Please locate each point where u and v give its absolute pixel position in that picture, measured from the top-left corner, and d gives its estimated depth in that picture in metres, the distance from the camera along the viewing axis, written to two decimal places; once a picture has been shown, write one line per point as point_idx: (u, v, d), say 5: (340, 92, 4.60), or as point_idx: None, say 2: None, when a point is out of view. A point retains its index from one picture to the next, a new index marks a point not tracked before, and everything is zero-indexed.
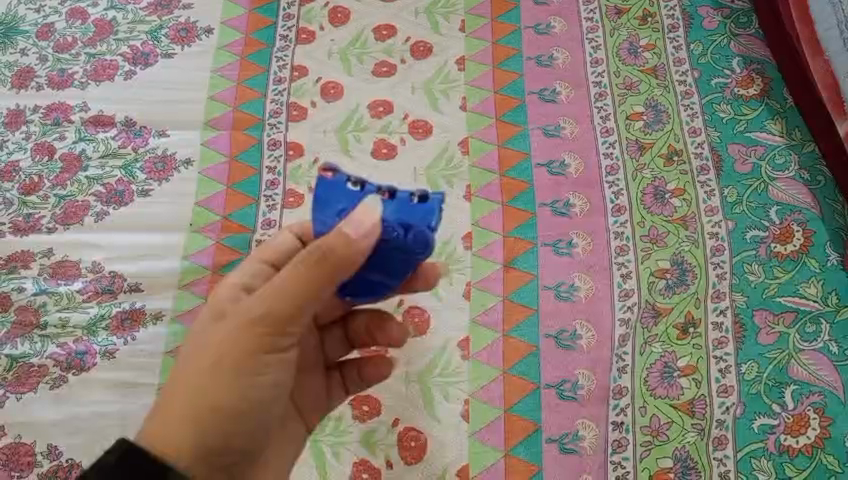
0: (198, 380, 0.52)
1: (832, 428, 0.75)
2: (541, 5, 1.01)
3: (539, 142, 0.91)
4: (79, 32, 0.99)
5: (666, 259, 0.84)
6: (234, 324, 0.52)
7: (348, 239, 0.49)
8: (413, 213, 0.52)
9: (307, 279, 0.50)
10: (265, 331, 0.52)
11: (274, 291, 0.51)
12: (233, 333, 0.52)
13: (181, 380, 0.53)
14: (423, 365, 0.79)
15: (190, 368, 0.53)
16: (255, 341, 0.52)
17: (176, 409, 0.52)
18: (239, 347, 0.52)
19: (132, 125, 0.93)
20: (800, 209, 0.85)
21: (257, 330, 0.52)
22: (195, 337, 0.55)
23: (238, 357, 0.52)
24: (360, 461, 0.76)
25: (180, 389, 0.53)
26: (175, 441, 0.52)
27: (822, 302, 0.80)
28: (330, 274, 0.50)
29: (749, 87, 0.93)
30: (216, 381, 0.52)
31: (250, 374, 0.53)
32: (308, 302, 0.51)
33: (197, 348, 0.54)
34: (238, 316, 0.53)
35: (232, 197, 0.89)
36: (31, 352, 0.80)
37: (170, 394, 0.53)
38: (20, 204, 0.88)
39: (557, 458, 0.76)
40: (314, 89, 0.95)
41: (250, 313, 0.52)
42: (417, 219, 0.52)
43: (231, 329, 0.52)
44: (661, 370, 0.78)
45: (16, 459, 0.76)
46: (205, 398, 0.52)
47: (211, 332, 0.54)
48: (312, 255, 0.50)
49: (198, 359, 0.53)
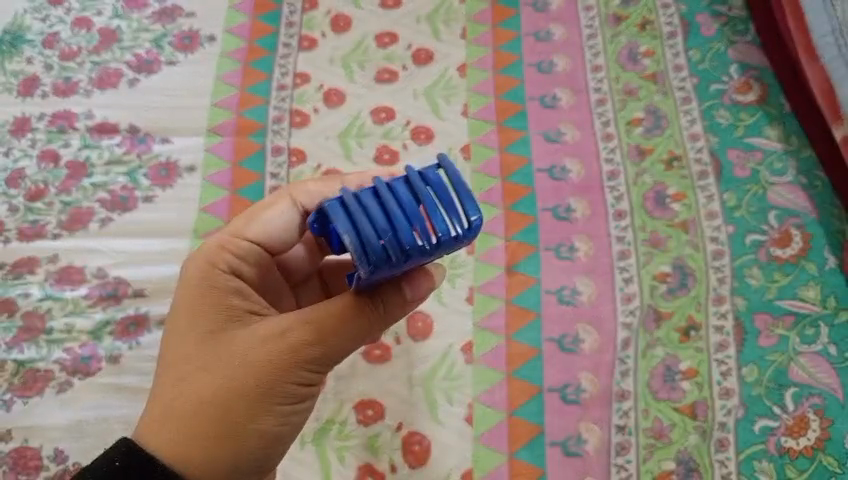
0: (211, 393, 0.54)
1: (831, 429, 0.75)
2: (541, 12, 1.02)
3: (540, 148, 0.92)
4: (84, 40, 1.00)
5: (667, 264, 0.84)
6: (264, 346, 0.54)
7: (406, 299, 0.54)
8: (459, 243, 0.48)
9: (358, 320, 0.53)
10: (302, 363, 0.54)
11: (317, 324, 0.53)
12: (266, 356, 0.54)
13: (201, 394, 0.55)
14: (427, 369, 0.80)
15: (212, 381, 0.55)
16: (290, 369, 0.54)
17: (183, 417, 0.54)
18: (272, 373, 0.54)
19: (137, 132, 0.93)
20: (798, 213, 0.86)
21: (282, 355, 0.54)
22: (206, 343, 0.56)
23: (271, 384, 0.54)
24: (365, 465, 0.76)
25: (201, 403, 0.54)
26: (194, 455, 0.54)
27: (820, 305, 0.81)
28: (382, 322, 0.54)
29: (747, 93, 0.93)
30: (246, 403, 0.54)
31: (267, 397, 0.54)
32: (339, 338, 0.54)
33: (217, 361, 0.55)
34: (270, 339, 0.54)
35: (236, 201, 0.89)
36: (37, 357, 0.81)
37: (186, 403, 0.55)
38: (25, 211, 0.88)
39: (562, 461, 0.76)
40: (317, 95, 0.96)
41: (285, 339, 0.54)
42: (463, 242, 0.48)
43: (261, 351, 0.54)
44: (662, 373, 0.79)
45: (23, 463, 0.76)
46: (229, 417, 0.54)
47: (234, 345, 0.55)
48: (366, 302, 0.53)
49: (221, 374, 0.55)
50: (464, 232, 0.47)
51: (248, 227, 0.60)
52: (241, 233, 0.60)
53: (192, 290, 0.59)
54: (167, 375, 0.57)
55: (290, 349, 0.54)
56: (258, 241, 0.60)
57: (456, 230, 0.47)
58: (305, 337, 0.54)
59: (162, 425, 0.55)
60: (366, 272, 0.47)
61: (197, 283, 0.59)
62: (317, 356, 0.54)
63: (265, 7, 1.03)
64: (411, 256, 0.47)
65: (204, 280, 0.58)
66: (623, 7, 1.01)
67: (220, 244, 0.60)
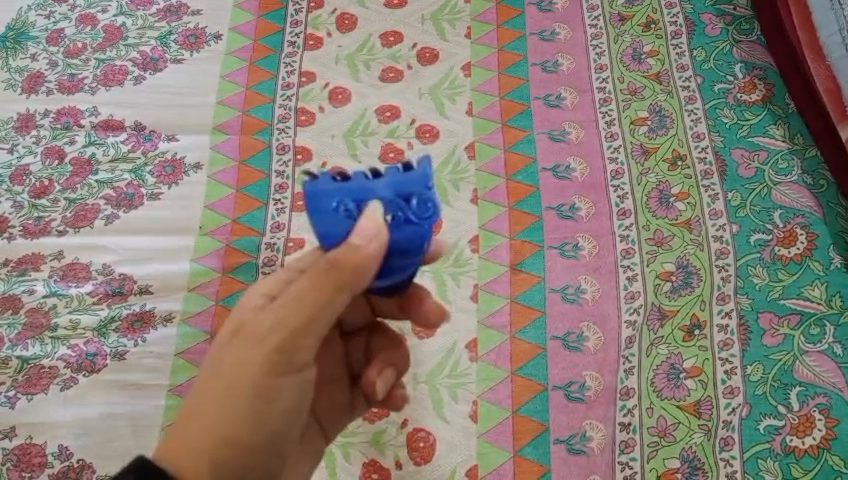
0: (206, 398, 0.51)
1: (838, 429, 0.75)
2: (546, 12, 1.02)
3: (545, 146, 0.92)
4: (89, 38, 1.00)
5: (671, 262, 0.84)
6: (242, 347, 0.51)
7: (355, 248, 0.48)
8: (410, 181, 0.52)
9: (325, 291, 0.49)
10: (279, 350, 0.51)
11: (283, 312, 0.50)
12: (240, 356, 0.51)
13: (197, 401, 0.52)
14: (432, 367, 0.80)
15: (206, 387, 0.52)
16: (265, 366, 0.51)
17: (186, 428, 0.51)
18: (246, 372, 0.51)
19: (142, 129, 0.94)
20: (803, 212, 0.86)
21: (263, 346, 0.51)
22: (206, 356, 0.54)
23: (242, 381, 0.51)
24: (370, 461, 0.76)
25: (186, 417, 0.52)
26: (182, 473, 0.50)
27: (826, 304, 0.81)
28: (347, 286, 0.49)
29: (752, 92, 0.94)
30: (224, 407, 0.51)
31: (255, 393, 0.51)
32: (312, 316, 0.50)
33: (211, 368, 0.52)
34: (252, 333, 0.51)
35: (242, 200, 0.89)
36: (42, 354, 0.81)
37: (187, 415, 0.52)
38: (30, 208, 0.89)
39: (566, 459, 0.76)
40: (322, 94, 0.96)
41: (262, 330, 0.51)
42: (412, 184, 0.52)
43: (238, 352, 0.51)
44: (667, 372, 0.79)
45: (27, 460, 0.76)
46: (223, 421, 0.51)
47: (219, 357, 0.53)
48: (324, 271, 0.49)
49: (213, 378, 0.52)
50: (414, 174, 0.52)
51: None
52: None
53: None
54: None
55: (260, 344, 0.51)
56: None
57: (403, 174, 0.53)
58: (274, 322, 0.51)
59: (169, 441, 0.52)
60: (322, 203, 0.51)
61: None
62: (293, 340, 0.51)
63: (270, 7, 1.03)
64: (361, 184, 0.52)
65: None
66: (627, 7, 1.02)
67: None
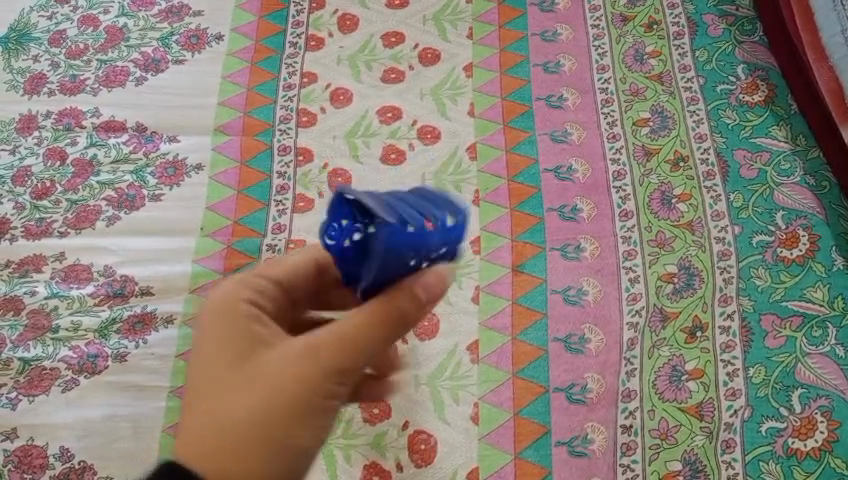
0: (244, 416, 0.49)
1: (840, 431, 0.75)
2: (548, 12, 1.02)
3: (546, 148, 0.92)
4: (91, 39, 1.00)
5: (673, 264, 0.84)
6: (292, 364, 0.50)
7: (419, 299, 0.48)
8: (454, 232, 0.47)
9: (382, 326, 0.49)
10: (331, 376, 0.50)
11: (340, 327, 0.50)
12: (292, 368, 0.50)
13: (232, 418, 0.49)
14: (433, 369, 0.80)
15: (241, 403, 0.49)
16: (319, 384, 0.50)
17: (218, 443, 0.49)
18: (300, 387, 0.49)
19: (144, 130, 0.94)
20: (805, 213, 0.85)
21: (314, 371, 0.50)
22: (232, 368, 0.51)
23: (289, 404, 0.49)
24: (371, 463, 0.76)
25: (216, 431, 0.49)
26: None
27: (828, 306, 0.80)
28: (402, 321, 0.49)
29: (754, 93, 0.93)
30: (266, 427, 0.49)
31: (301, 417, 0.50)
32: (367, 345, 0.50)
33: (245, 384, 0.50)
34: (300, 356, 0.50)
35: (243, 201, 0.89)
36: (43, 355, 0.81)
37: (217, 430, 0.49)
38: (32, 209, 0.89)
39: (567, 462, 0.76)
40: (324, 95, 0.96)
41: (313, 355, 0.50)
42: (456, 235, 0.47)
43: (288, 364, 0.50)
44: (669, 374, 0.79)
45: (28, 461, 0.77)
46: (264, 442, 0.49)
47: (260, 364, 0.51)
48: (383, 306, 0.48)
49: (250, 395, 0.50)
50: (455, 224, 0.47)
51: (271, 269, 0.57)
52: (261, 272, 0.56)
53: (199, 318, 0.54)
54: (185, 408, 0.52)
55: (313, 358, 0.50)
56: (278, 280, 0.56)
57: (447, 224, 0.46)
58: (325, 347, 0.50)
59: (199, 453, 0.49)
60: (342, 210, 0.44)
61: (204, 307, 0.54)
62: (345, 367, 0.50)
63: (272, 7, 1.03)
64: (409, 234, 0.44)
65: (220, 307, 0.53)
66: (629, 7, 1.01)
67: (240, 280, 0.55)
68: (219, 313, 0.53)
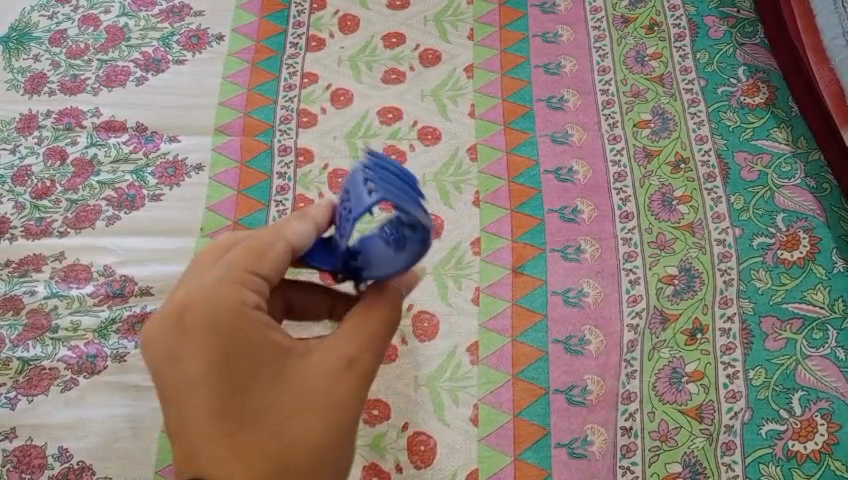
0: (299, 420, 0.52)
1: (840, 434, 0.75)
2: (549, 13, 1.02)
3: (547, 149, 0.92)
4: (92, 38, 1.00)
5: (674, 266, 0.84)
6: (324, 369, 0.53)
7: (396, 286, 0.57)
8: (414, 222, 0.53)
9: (393, 319, 0.56)
10: (361, 375, 0.54)
11: (365, 337, 0.55)
12: (329, 381, 0.53)
13: (288, 424, 0.52)
14: (433, 371, 0.80)
15: (292, 408, 0.52)
16: (355, 393, 0.54)
17: (280, 447, 0.51)
18: (341, 400, 0.53)
19: (144, 130, 0.94)
20: (806, 216, 0.85)
21: (349, 371, 0.54)
22: (263, 380, 0.52)
23: (335, 404, 0.53)
24: (370, 464, 0.76)
25: (273, 439, 0.51)
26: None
27: (828, 308, 0.80)
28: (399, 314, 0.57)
29: (755, 95, 0.93)
30: (324, 428, 0.52)
31: (344, 415, 0.53)
32: (381, 341, 0.55)
33: (285, 392, 0.52)
34: (331, 361, 0.54)
35: (243, 202, 0.89)
36: (42, 355, 0.81)
37: (272, 439, 0.51)
38: (32, 208, 0.89)
39: (567, 463, 0.76)
40: (325, 95, 0.96)
41: (344, 356, 0.54)
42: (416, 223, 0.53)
43: (322, 376, 0.53)
44: (669, 375, 0.79)
45: (27, 461, 0.77)
46: (322, 440, 0.52)
47: (292, 376, 0.53)
48: (391, 303, 0.56)
49: (296, 400, 0.52)
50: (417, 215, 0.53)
51: (258, 264, 0.54)
52: (248, 269, 0.54)
53: (194, 329, 0.51)
54: (211, 434, 0.51)
55: (347, 370, 0.54)
56: (263, 275, 0.54)
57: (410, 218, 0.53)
58: (354, 348, 0.54)
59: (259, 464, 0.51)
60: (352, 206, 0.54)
61: (206, 321, 0.51)
62: (369, 365, 0.55)
63: (272, 8, 1.03)
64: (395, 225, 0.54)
65: (227, 316, 0.52)
66: (631, 9, 1.01)
67: (231, 282, 0.53)
68: (228, 322, 0.52)
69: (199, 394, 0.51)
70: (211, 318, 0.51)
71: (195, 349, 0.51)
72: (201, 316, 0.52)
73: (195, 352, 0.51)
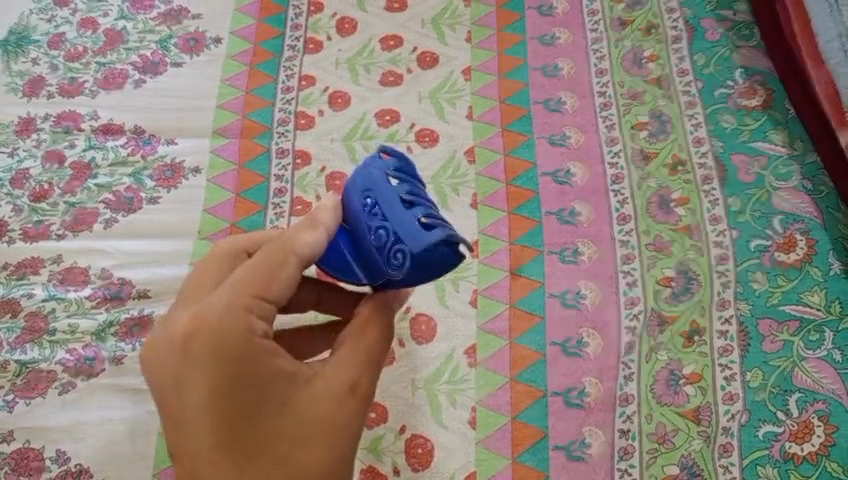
0: (304, 446, 0.52)
1: (836, 435, 0.75)
2: (546, 16, 1.02)
3: (545, 151, 0.92)
4: (90, 41, 1.00)
5: (671, 268, 0.84)
6: (327, 394, 0.53)
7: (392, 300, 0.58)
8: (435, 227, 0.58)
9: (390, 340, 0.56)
10: (362, 398, 0.54)
11: (363, 360, 0.55)
12: (331, 406, 0.53)
13: (292, 450, 0.51)
14: (430, 373, 0.80)
15: (296, 435, 0.52)
16: (357, 416, 0.54)
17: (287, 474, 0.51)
18: (344, 425, 0.53)
19: (141, 133, 0.94)
20: (803, 218, 0.85)
21: (351, 395, 0.53)
22: (268, 408, 0.51)
23: (338, 430, 0.52)
24: (368, 467, 0.76)
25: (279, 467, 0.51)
26: None
27: (825, 310, 0.81)
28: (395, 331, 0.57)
29: (752, 97, 0.93)
30: (328, 453, 0.52)
31: (347, 439, 0.53)
32: (379, 363, 0.55)
33: (290, 419, 0.52)
34: (333, 386, 0.53)
35: (241, 204, 0.89)
36: (40, 358, 0.81)
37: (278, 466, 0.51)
38: (30, 212, 0.89)
39: (565, 466, 0.76)
40: (322, 98, 0.96)
41: (346, 379, 0.54)
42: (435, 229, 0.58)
43: (325, 402, 0.53)
44: (667, 377, 0.79)
45: (24, 464, 0.77)
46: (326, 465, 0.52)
47: (294, 402, 0.52)
48: (387, 323, 0.56)
49: (301, 427, 0.52)
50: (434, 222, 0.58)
51: (267, 289, 0.52)
52: (258, 293, 0.52)
53: (199, 356, 0.51)
54: (218, 463, 0.50)
55: (349, 395, 0.53)
56: (273, 298, 0.53)
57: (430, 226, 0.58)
58: (355, 372, 0.54)
59: None
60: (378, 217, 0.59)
61: (210, 346, 0.51)
62: (370, 387, 0.54)
63: (270, 10, 1.03)
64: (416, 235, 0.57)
65: (232, 344, 0.51)
66: (628, 12, 1.02)
67: (238, 308, 0.51)
68: (234, 349, 0.51)
69: (204, 421, 0.51)
70: (215, 346, 0.51)
71: (199, 377, 0.51)
72: (205, 340, 0.51)
73: (199, 379, 0.51)
